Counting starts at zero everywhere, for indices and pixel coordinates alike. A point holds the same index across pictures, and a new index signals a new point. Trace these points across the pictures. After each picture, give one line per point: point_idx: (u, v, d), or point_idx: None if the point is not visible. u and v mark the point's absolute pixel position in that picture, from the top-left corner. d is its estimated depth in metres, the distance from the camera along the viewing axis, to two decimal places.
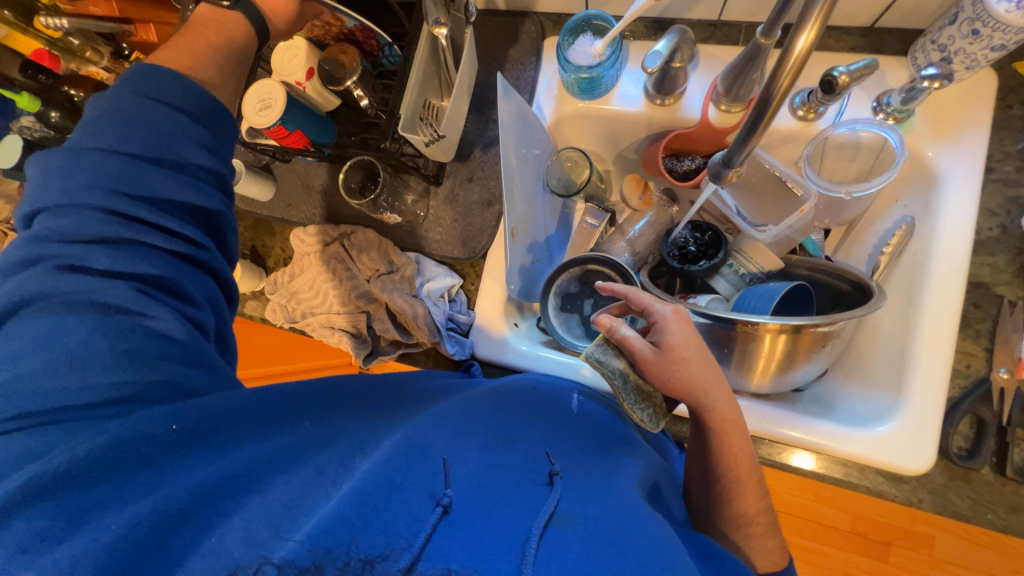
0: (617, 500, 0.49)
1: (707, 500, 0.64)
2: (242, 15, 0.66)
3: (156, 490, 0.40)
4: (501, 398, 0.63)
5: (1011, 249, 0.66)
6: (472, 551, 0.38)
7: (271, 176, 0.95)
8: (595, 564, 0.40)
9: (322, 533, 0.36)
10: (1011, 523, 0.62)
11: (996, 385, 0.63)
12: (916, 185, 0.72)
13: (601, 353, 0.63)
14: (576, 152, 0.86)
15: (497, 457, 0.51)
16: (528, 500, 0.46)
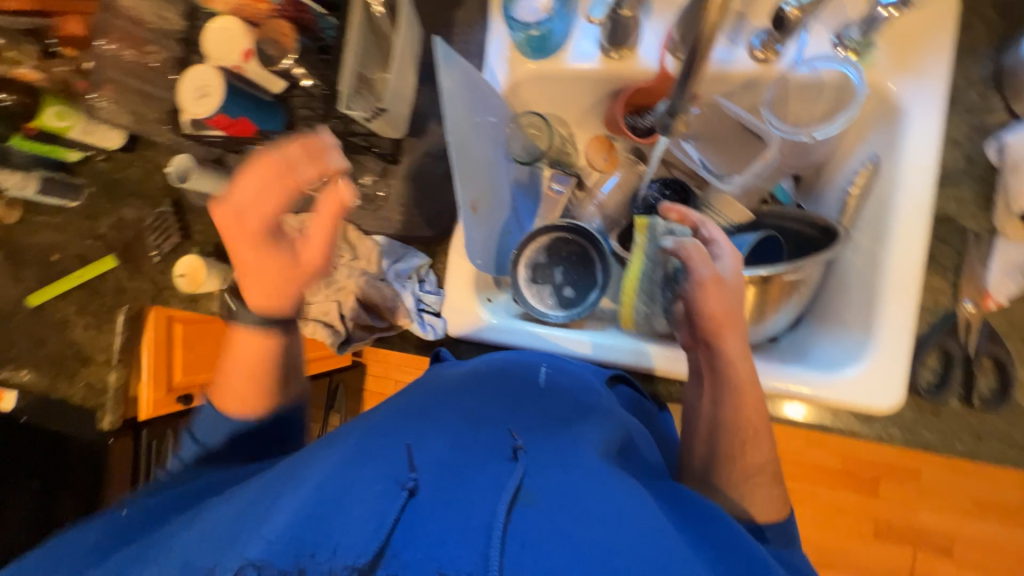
0: (584, 467, 0.49)
1: (707, 456, 0.64)
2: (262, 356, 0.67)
3: (181, 516, 0.50)
4: (467, 386, 0.63)
5: (975, 180, 0.65)
6: (432, 532, 0.39)
7: (225, 169, 0.92)
8: (559, 535, 0.40)
9: (290, 538, 0.38)
10: (980, 451, 0.63)
11: (962, 317, 0.63)
12: (880, 121, 0.70)
13: (661, 230, 0.72)
14: (536, 116, 0.83)
15: (462, 437, 0.52)
16: (492, 477, 0.46)
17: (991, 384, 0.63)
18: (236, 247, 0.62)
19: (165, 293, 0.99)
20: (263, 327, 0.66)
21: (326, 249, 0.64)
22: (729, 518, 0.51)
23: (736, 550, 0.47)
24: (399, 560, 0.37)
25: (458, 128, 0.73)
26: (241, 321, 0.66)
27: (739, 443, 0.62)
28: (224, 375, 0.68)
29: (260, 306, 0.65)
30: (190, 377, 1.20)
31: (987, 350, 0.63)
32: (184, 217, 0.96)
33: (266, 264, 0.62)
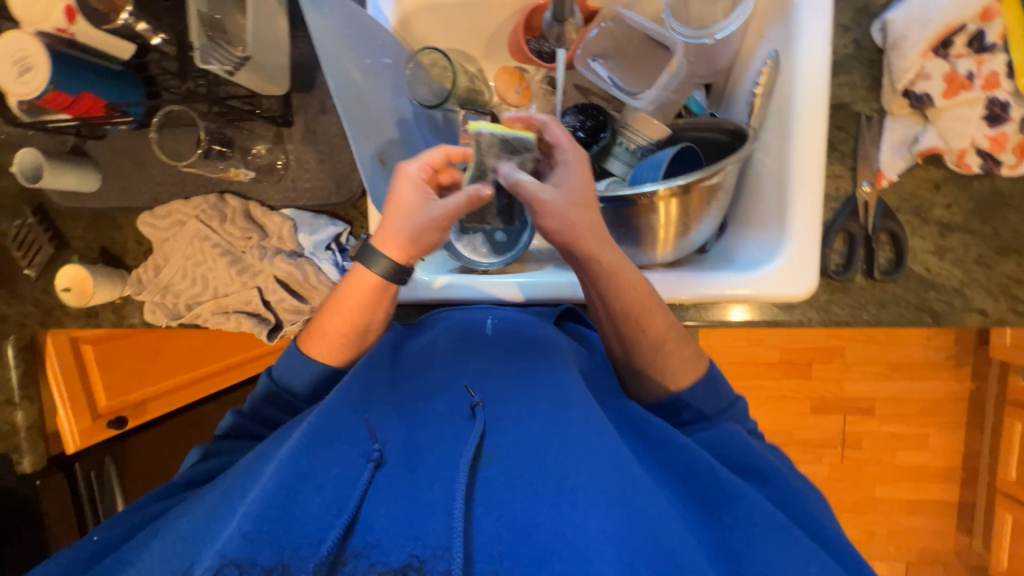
0: (541, 414, 0.53)
1: (624, 355, 0.65)
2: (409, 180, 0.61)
3: (172, 522, 0.52)
4: (425, 346, 0.66)
5: (864, 64, 0.67)
6: (402, 509, 0.45)
7: (89, 159, 0.79)
8: (516, 492, 0.46)
9: (264, 526, 0.41)
10: (881, 317, 0.70)
11: (861, 199, 0.67)
12: (777, 17, 0.70)
13: (489, 144, 0.62)
14: (438, 53, 0.74)
15: (422, 415, 0.55)
16: (451, 443, 0.51)
17: (887, 256, 0.69)
18: (393, 189, 0.61)
19: (57, 314, 0.86)
20: (386, 279, 0.63)
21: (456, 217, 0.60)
22: (685, 441, 0.54)
23: (684, 459, 0.53)
24: (372, 536, 0.43)
25: (344, 72, 0.65)
26: (366, 259, 0.63)
27: (633, 329, 0.62)
28: (323, 320, 0.66)
29: (393, 257, 0.62)
30: (117, 400, 1.10)
31: (884, 226, 0.67)
32: (54, 223, 0.84)
33: (402, 223, 0.60)
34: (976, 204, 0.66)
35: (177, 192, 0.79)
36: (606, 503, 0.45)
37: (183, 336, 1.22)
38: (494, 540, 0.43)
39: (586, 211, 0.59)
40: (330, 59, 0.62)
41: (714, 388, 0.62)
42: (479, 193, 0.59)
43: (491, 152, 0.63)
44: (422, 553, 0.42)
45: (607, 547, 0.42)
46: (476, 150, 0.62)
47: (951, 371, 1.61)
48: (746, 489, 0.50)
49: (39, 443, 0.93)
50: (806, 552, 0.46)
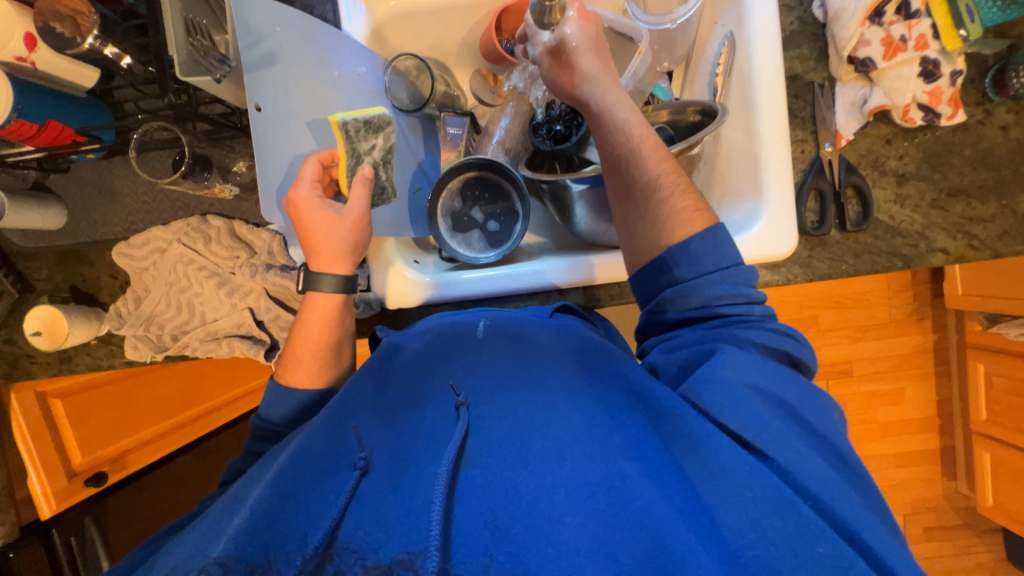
0: (528, 411, 0.52)
1: (619, 211, 0.64)
2: (297, 203, 0.64)
3: (175, 542, 0.49)
4: (418, 350, 0.63)
5: (811, 38, 0.74)
6: (381, 520, 0.45)
7: (53, 195, 0.75)
8: (498, 494, 0.46)
9: (253, 532, 0.45)
10: (860, 267, 0.75)
11: (825, 158, 0.73)
12: (727, 2, 0.76)
13: (356, 131, 0.66)
14: (414, 58, 0.76)
15: (408, 425, 0.53)
16: (435, 445, 0.50)
17: (856, 209, 0.74)
18: (301, 219, 0.64)
19: (24, 363, 0.80)
20: (340, 294, 0.66)
21: (366, 206, 0.65)
22: (685, 411, 0.49)
23: (681, 428, 0.49)
24: (356, 536, 0.45)
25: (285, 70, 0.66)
26: (312, 283, 0.65)
27: (626, 175, 0.62)
28: (296, 347, 0.65)
29: (339, 272, 0.65)
30: (93, 455, 1.01)
31: (849, 181, 0.73)
32: (17, 269, 0.78)
33: (333, 238, 0.64)
34: (924, 154, 0.73)
35: (153, 219, 0.76)
36: (588, 490, 0.45)
37: (162, 379, 1.13)
38: (477, 537, 0.44)
39: (598, 56, 0.66)
40: (263, 73, 0.63)
41: (712, 245, 0.58)
42: (366, 176, 0.65)
43: (359, 138, 0.67)
44: (404, 550, 0.43)
45: (585, 534, 0.43)
46: (346, 140, 0.65)
47: (913, 325, 1.73)
48: (741, 458, 0.46)
49: (9, 513, 0.86)
50: (808, 525, 0.41)
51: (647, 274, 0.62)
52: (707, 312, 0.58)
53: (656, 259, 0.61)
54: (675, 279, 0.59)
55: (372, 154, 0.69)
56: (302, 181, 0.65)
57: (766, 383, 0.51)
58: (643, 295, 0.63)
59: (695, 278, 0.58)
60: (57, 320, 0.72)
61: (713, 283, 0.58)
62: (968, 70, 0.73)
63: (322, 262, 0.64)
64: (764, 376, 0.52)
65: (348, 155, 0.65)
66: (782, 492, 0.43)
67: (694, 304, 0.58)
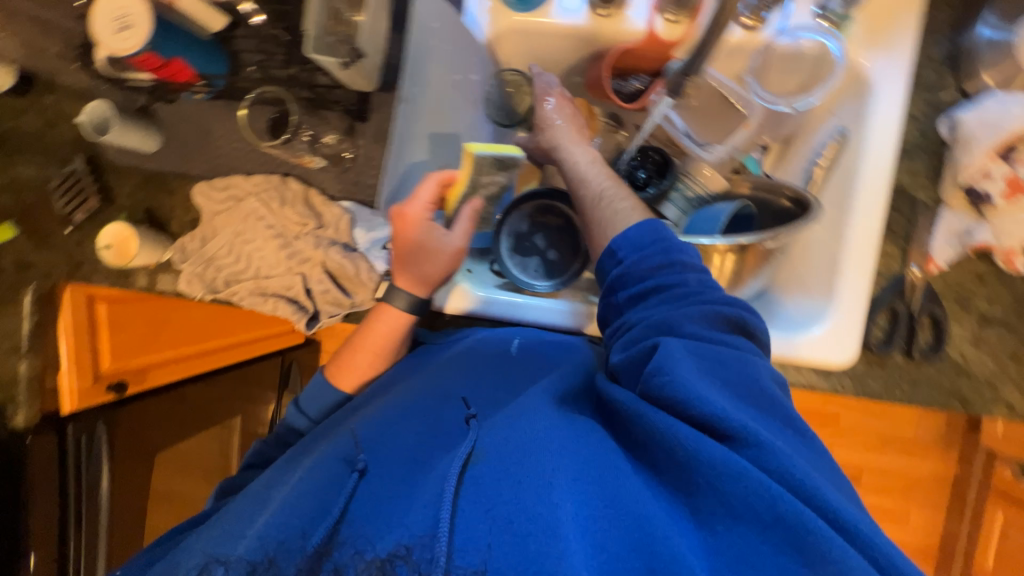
0: (517, 412, 0.54)
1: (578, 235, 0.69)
2: (406, 217, 0.66)
3: (190, 545, 0.51)
4: (431, 369, 0.68)
5: (928, 154, 0.71)
6: (387, 519, 0.47)
7: (154, 121, 0.79)
8: (499, 490, 0.46)
9: (269, 533, 0.46)
10: (914, 396, 0.71)
11: (910, 280, 0.70)
12: (848, 96, 0.73)
13: (484, 166, 0.67)
14: (518, 74, 0.79)
15: (416, 433, 0.57)
16: (447, 452, 0.53)
17: (928, 337, 0.71)
18: (403, 235, 0.66)
19: (87, 267, 0.85)
20: (410, 313, 0.69)
21: (466, 241, 0.68)
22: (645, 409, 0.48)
23: (647, 431, 0.48)
24: (363, 531, 0.46)
25: (421, 68, 0.70)
26: (388, 297, 0.68)
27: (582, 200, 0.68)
28: (355, 354, 0.71)
29: (417, 293, 0.68)
30: (120, 362, 1.05)
31: (927, 308, 0.70)
32: (104, 177, 0.83)
33: (431, 264, 0.66)
34: (1016, 301, 0.70)
35: (238, 167, 0.79)
36: (581, 489, 0.46)
37: (190, 309, 1.13)
38: (475, 528, 0.44)
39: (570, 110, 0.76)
40: (410, 67, 0.68)
41: (649, 233, 0.59)
42: (474, 209, 0.67)
43: (484, 172, 0.68)
44: (402, 541, 0.44)
45: (579, 527, 0.43)
46: (473, 169, 0.66)
47: (936, 452, 1.65)
48: (712, 446, 0.44)
49: (36, 398, 0.93)
50: (785, 510, 0.40)
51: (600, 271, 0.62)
52: (653, 282, 0.56)
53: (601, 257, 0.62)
54: (621, 264, 0.59)
55: (488, 189, 0.71)
56: (417, 199, 0.67)
57: (719, 367, 0.50)
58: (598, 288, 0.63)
59: (640, 260, 0.58)
60: (129, 239, 0.75)
61: (654, 258, 0.57)
62: None
63: (410, 278, 0.67)
64: (715, 359, 0.50)
65: (468, 184, 0.67)
66: (758, 481, 0.42)
67: (636, 284, 0.57)
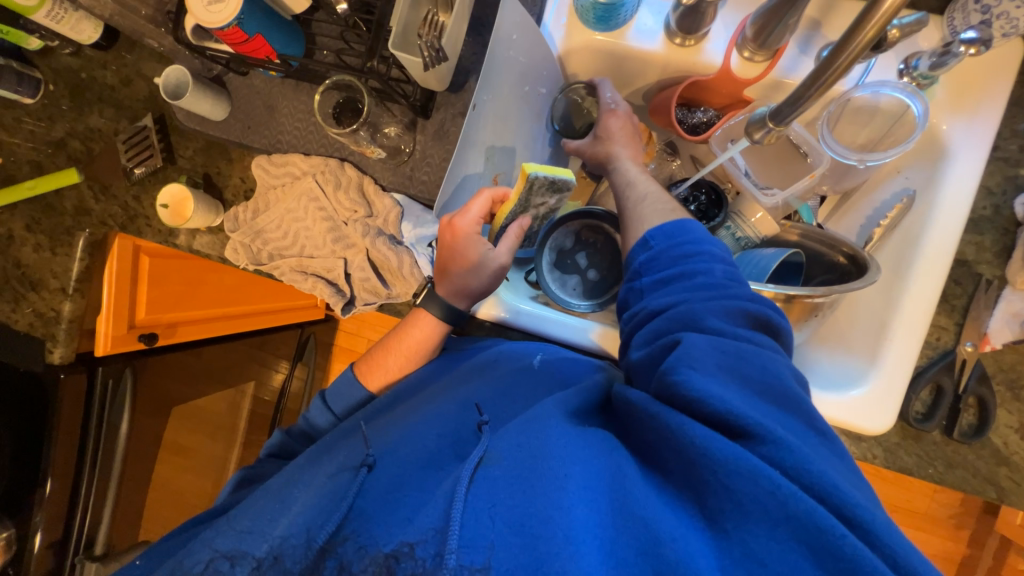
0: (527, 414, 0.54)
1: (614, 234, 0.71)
2: (455, 229, 0.63)
3: (212, 533, 0.53)
4: (449, 373, 0.68)
5: (998, 230, 0.68)
6: (392, 522, 0.47)
7: (225, 90, 0.81)
8: (507, 491, 0.46)
9: (290, 532, 0.48)
10: (947, 478, 0.69)
11: (960, 356, 0.68)
12: (922, 160, 0.71)
13: (539, 186, 0.63)
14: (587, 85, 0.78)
15: (427, 429, 0.57)
16: (460, 457, 0.54)
17: (971, 419, 0.68)
18: (453, 246, 0.63)
19: (140, 221, 0.88)
20: (446, 320, 0.70)
21: (509, 259, 0.66)
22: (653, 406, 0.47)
23: (658, 431, 0.47)
24: (375, 528, 0.47)
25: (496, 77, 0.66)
26: (428, 304, 0.70)
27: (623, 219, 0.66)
28: (387, 355, 0.72)
29: (457, 304, 0.69)
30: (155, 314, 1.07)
31: (975, 389, 0.67)
32: (170, 138, 0.86)
33: (471, 277, 0.65)
34: None
35: (298, 146, 0.80)
36: (588, 490, 0.45)
37: (232, 272, 1.19)
38: (483, 526, 0.43)
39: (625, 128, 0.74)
40: (486, 77, 0.62)
41: (684, 230, 0.57)
42: (524, 228, 0.66)
43: (538, 192, 0.65)
44: (409, 539, 0.44)
45: (586, 528, 0.42)
46: (526, 189, 0.62)
47: (947, 530, 1.58)
48: (723, 443, 0.42)
49: (73, 337, 0.95)
50: (797, 519, 0.39)
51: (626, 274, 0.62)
52: (678, 271, 0.54)
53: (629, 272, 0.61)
54: (651, 251, 0.58)
55: (539, 208, 0.68)
56: (469, 212, 0.64)
57: (741, 364, 0.47)
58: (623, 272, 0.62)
59: (667, 247, 0.56)
60: (187, 202, 0.78)
61: (682, 247, 0.56)
62: None
63: (448, 287, 0.67)
64: (737, 356, 0.47)
65: (519, 203, 0.64)
66: (769, 482, 0.40)
67: (664, 270, 0.56)
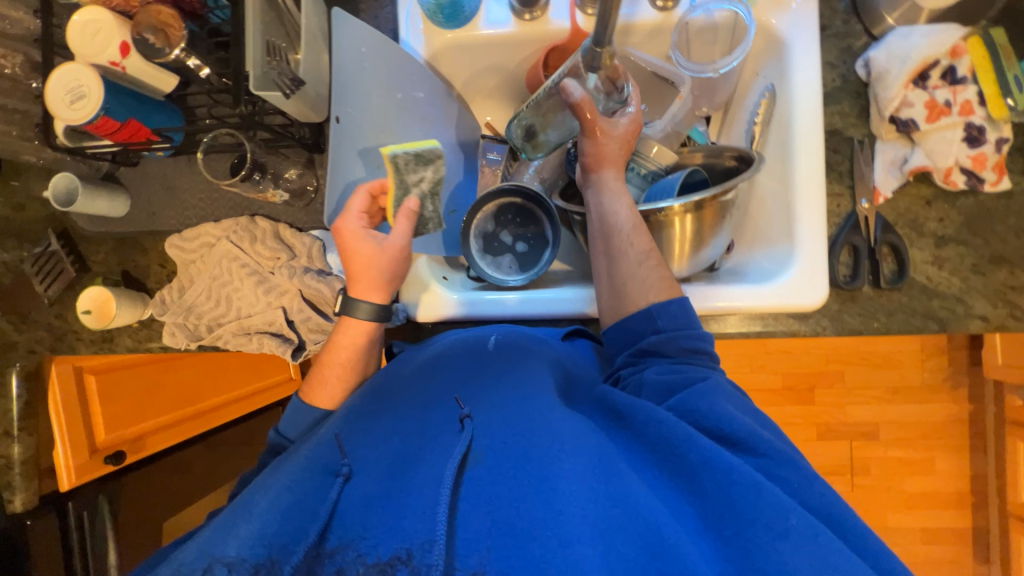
0: (523, 413, 0.54)
1: (606, 271, 0.66)
2: (351, 238, 0.67)
3: (176, 554, 0.49)
4: (423, 366, 0.65)
5: (851, 96, 0.75)
6: (381, 524, 0.47)
7: (120, 186, 0.82)
8: (503, 491, 0.47)
9: (258, 532, 0.47)
10: (892, 325, 0.73)
11: (862, 213, 0.73)
12: (770, 55, 0.78)
13: (405, 163, 0.70)
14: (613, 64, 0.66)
15: (410, 437, 0.55)
16: (442, 452, 0.52)
17: (891, 267, 0.73)
18: (345, 247, 0.67)
19: (70, 337, 0.86)
20: (373, 321, 0.70)
21: (407, 240, 0.69)
22: (668, 420, 0.51)
23: (660, 436, 0.51)
24: (362, 532, 0.47)
25: (363, 92, 0.69)
26: (349, 308, 0.69)
27: (617, 243, 0.65)
28: (324, 370, 0.70)
29: (375, 301, 0.69)
30: (117, 433, 1.04)
31: (885, 238, 0.72)
32: (77, 248, 0.85)
33: (374, 268, 0.67)
34: (965, 218, 0.72)
35: (206, 215, 0.81)
36: (588, 489, 0.46)
37: (188, 366, 1.19)
38: (482, 530, 0.45)
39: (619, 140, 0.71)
40: (346, 91, 0.66)
41: (686, 309, 0.61)
42: (411, 209, 0.68)
43: (409, 170, 0.71)
44: (405, 544, 0.45)
45: (587, 527, 0.44)
46: (394, 171, 0.70)
47: (946, 393, 1.64)
48: (728, 457, 0.47)
49: (32, 479, 0.90)
50: (789, 519, 0.43)
51: (631, 321, 0.62)
52: (683, 360, 0.59)
53: (641, 310, 0.62)
54: (657, 329, 0.61)
55: (420, 185, 0.72)
56: (349, 211, 0.68)
57: (742, 410, 0.55)
58: (621, 342, 0.63)
59: (673, 330, 0.60)
60: (107, 301, 0.77)
61: (688, 337, 0.60)
62: (1015, 138, 0.72)
63: (356, 286, 0.68)
64: (739, 405, 0.55)
65: (396, 186, 0.70)
66: (771, 492, 0.44)
67: (672, 353, 0.60)
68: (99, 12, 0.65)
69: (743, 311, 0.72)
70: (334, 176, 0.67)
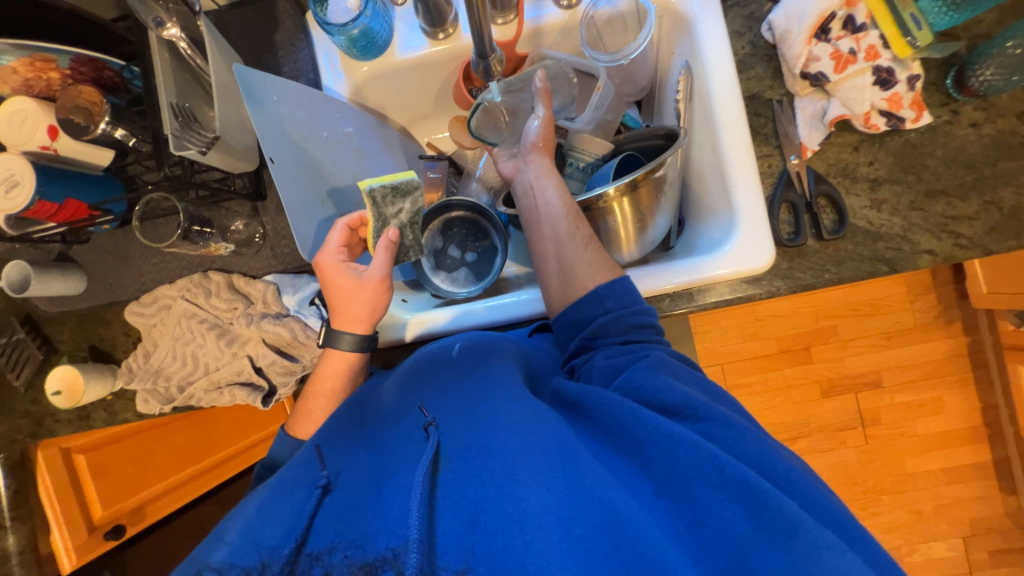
0: (485, 413, 0.53)
1: (553, 256, 0.67)
2: (337, 279, 0.68)
3: None
4: (393, 381, 0.64)
5: (763, 60, 0.77)
6: (357, 529, 0.46)
7: (75, 264, 0.83)
8: (473, 489, 0.47)
9: (243, 538, 0.48)
10: (844, 274, 0.73)
11: (794, 170, 0.74)
12: (680, 34, 0.80)
13: (383, 197, 0.70)
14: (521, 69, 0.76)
15: (381, 446, 0.54)
16: (410, 459, 0.51)
17: (831, 217, 0.74)
18: (327, 282, 0.69)
19: (48, 421, 0.86)
20: (358, 351, 0.70)
21: (387, 270, 0.69)
22: (631, 404, 0.50)
23: (612, 417, 0.51)
24: (340, 538, 0.46)
25: (289, 132, 0.71)
26: (332, 340, 0.69)
27: (561, 230, 0.67)
28: (308, 402, 0.70)
29: (358, 331, 0.70)
30: (114, 507, 1.05)
31: (819, 192, 0.73)
32: (42, 331, 0.86)
33: (357, 301, 0.68)
34: (894, 158, 0.73)
35: (161, 279, 0.82)
36: (547, 478, 0.46)
37: (183, 429, 1.16)
38: (455, 529, 0.45)
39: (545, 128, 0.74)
40: (267, 134, 0.68)
41: (632, 286, 0.63)
42: (390, 240, 0.69)
43: (387, 203, 0.71)
44: (389, 546, 0.44)
45: (546, 514, 0.43)
46: (372, 206, 0.69)
47: (940, 328, 1.63)
48: (671, 424, 0.48)
49: (32, 569, 0.90)
50: (758, 500, 0.43)
51: (583, 307, 0.63)
52: (634, 338, 0.60)
53: (589, 293, 0.63)
54: (607, 309, 0.62)
55: (400, 217, 0.72)
56: (329, 246, 0.70)
57: (699, 386, 0.55)
58: (573, 327, 0.64)
59: (623, 308, 0.61)
60: (75, 377, 0.77)
61: (633, 314, 0.61)
62: (928, 74, 0.75)
63: (338, 318, 0.69)
64: (698, 383, 0.56)
65: (375, 219, 0.70)
66: (728, 467, 0.44)
67: (620, 333, 0.60)
68: (23, 101, 0.67)
69: (705, 280, 0.72)
70: (298, 222, 0.71)
